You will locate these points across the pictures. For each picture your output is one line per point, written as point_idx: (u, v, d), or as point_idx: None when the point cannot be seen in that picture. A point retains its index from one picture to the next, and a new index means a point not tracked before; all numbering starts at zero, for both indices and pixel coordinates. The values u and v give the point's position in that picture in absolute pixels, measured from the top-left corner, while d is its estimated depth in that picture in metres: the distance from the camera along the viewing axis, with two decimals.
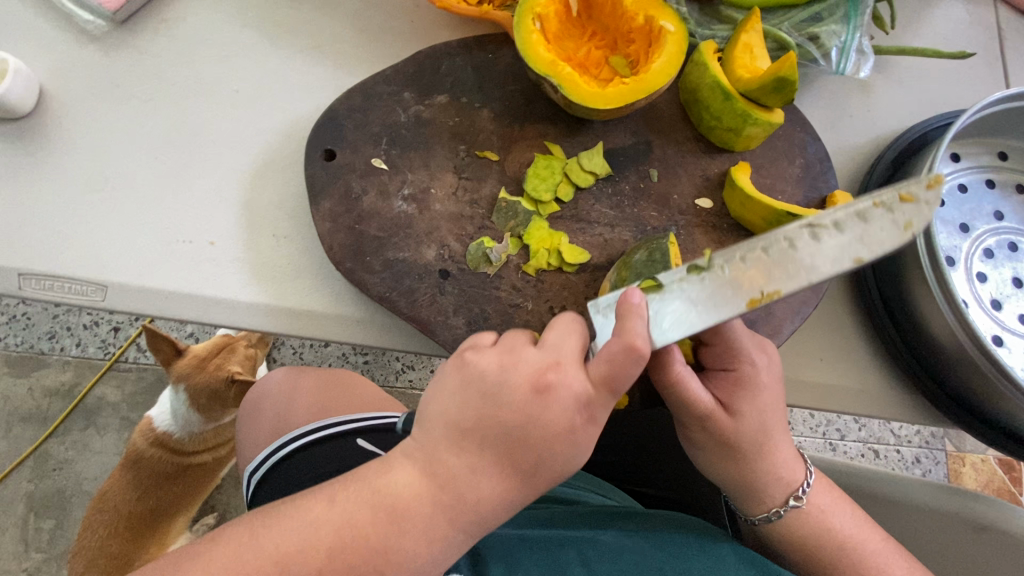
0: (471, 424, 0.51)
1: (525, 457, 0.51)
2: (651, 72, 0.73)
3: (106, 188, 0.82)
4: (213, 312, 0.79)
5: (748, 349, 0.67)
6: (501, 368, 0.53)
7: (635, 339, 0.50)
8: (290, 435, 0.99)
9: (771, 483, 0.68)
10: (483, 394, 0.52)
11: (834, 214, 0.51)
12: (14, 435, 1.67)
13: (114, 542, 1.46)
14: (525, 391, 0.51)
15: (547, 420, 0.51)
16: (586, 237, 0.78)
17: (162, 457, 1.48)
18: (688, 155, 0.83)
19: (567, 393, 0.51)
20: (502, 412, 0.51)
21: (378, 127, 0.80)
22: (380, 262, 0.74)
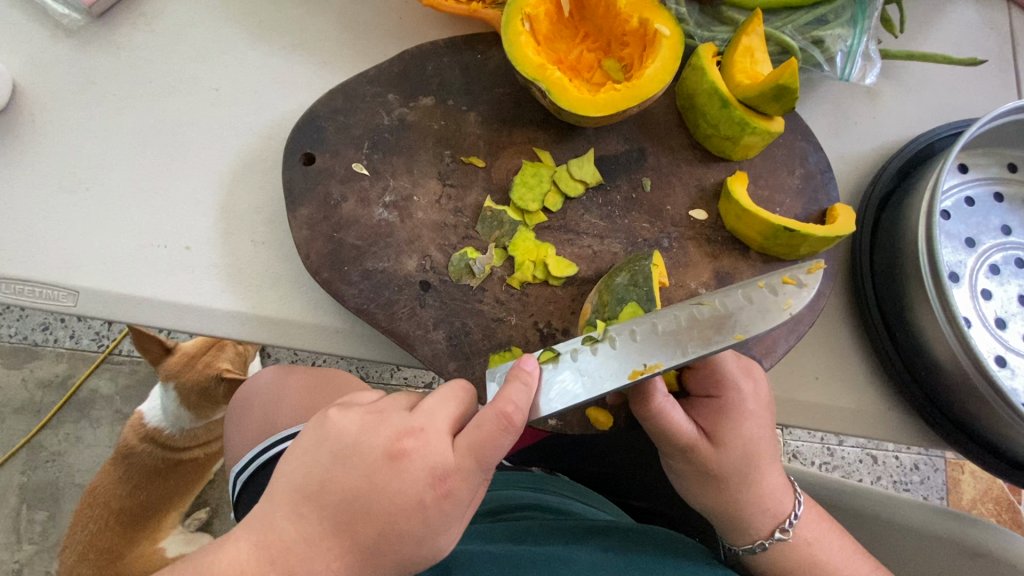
0: (331, 485, 0.49)
1: (372, 529, 0.48)
2: (644, 79, 0.69)
3: (80, 189, 0.79)
4: (190, 318, 0.77)
5: (732, 376, 0.65)
6: (361, 429, 0.51)
7: (502, 408, 0.49)
8: (273, 438, 0.97)
9: (756, 514, 0.66)
10: (337, 458, 0.50)
11: (720, 296, 0.59)
12: (5, 427, 1.66)
13: (105, 536, 1.46)
14: (376, 456, 0.49)
15: (395, 491, 0.48)
16: (574, 249, 0.75)
17: (151, 453, 1.46)
18: (682, 164, 0.80)
19: (421, 461, 0.49)
20: (350, 478, 0.49)
21: (360, 130, 0.77)
22: (359, 272, 0.72)
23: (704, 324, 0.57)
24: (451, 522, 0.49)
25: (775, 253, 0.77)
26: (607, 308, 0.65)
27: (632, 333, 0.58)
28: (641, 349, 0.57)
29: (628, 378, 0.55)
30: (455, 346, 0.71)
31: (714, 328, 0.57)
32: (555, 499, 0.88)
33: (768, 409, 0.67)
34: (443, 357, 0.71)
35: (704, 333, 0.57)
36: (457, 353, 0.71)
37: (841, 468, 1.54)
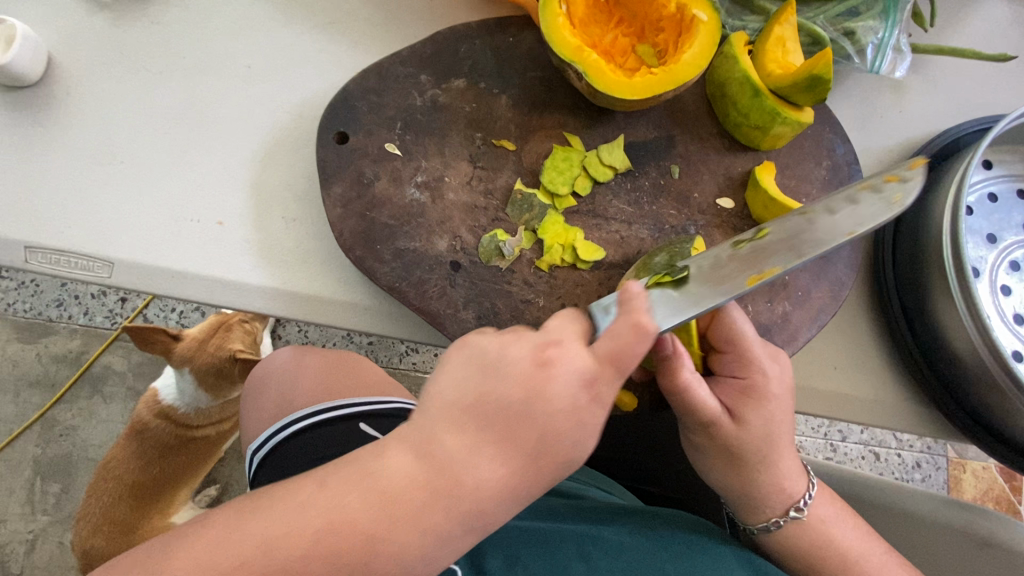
0: (485, 397, 0.46)
1: (534, 432, 0.46)
2: (681, 65, 0.70)
3: (114, 162, 0.80)
4: (220, 293, 0.78)
5: (760, 356, 0.65)
6: (499, 345, 0.48)
7: (639, 308, 0.48)
8: (295, 415, 0.99)
9: (771, 493, 0.67)
10: (484, 368, 0.47)
11: (824, 202, 0.60)
12: (20, 399, 1.68)
13: (120, 508, 1.48)
14: (525, 363, 0.47)
15: (552, 394, 0.46)
16: (602, 234, 0.76)
17: (168, 430, 1.48)
18: (711, 153, 0.81)
19: (569, 367, 0.47)
20: (501, 388, 0.46)
21: (393, 111, 0.77)
22: (391, 250, 0.72)
23: (793, 233, 0.59)
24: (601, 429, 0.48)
25: None
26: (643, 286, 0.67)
27: (747, 244, 0.61)
28: (758, 257, 0.59)
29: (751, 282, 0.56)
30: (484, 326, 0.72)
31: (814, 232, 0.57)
32: (570, 484, 0.90)
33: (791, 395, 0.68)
34: None
35: (819, 237, 0.57)
36: None
37: (844, 464, 1.56)
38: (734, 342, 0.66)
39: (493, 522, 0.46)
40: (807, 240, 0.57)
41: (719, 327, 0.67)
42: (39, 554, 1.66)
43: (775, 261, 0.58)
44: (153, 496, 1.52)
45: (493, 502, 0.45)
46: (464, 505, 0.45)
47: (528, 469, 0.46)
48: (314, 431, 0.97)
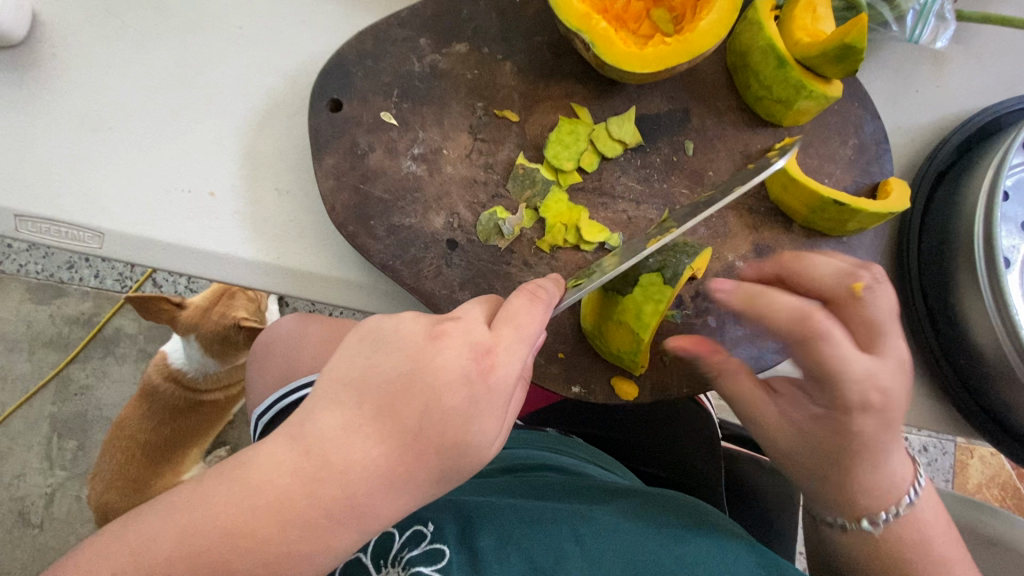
0: (372, 372, 0.46)
1: (419, 407, 0.45)
2: (700, 32, 0.64)
3: (103, 129, 0.77)
4: (213, 266, 0.76)
5: (841, 354, 0.54)
6: (394, 321, 0.49)
7: (530, 291, 0.51)
8: (295, 383, 0.99)
9: (836, 495, 0.60)
10: (376, 344, 0.47)
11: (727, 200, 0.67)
12: (35, 358, 1.71)
13: (133, 467, 1.52)
14: (417, 335, 0.47)
15: (436, 368, 0.45)
16: (608, 214, 0.72)
17: (176, 392, 1.49)
18: (728, 128, 0.75)
19: (462, 338, 0.47)
20: (390, 362, 0.46)
21: (389, 77, 0.73)
22: (385, 226, 0.69)
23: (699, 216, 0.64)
24: (497, 402, 0.47)
25: (821, 228, 0.73)
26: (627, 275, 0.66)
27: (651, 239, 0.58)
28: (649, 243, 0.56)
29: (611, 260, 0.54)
30: None
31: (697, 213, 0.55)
32: (568, 459, 0.89)
33: (891, 404, 0.55)
34: None
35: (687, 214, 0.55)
36: None
37: None
38: (803, 338, 0.55)
39: (375, 508, 0.46)
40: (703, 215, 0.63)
41: (774, 316, 0.57)
42: (57, 509, 1.71)
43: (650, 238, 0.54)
44: (165, 455, 1.55)
45: (377, 483, 0.45)
46: (348, 487, 0.44)
47: (414, 446, 0.45)
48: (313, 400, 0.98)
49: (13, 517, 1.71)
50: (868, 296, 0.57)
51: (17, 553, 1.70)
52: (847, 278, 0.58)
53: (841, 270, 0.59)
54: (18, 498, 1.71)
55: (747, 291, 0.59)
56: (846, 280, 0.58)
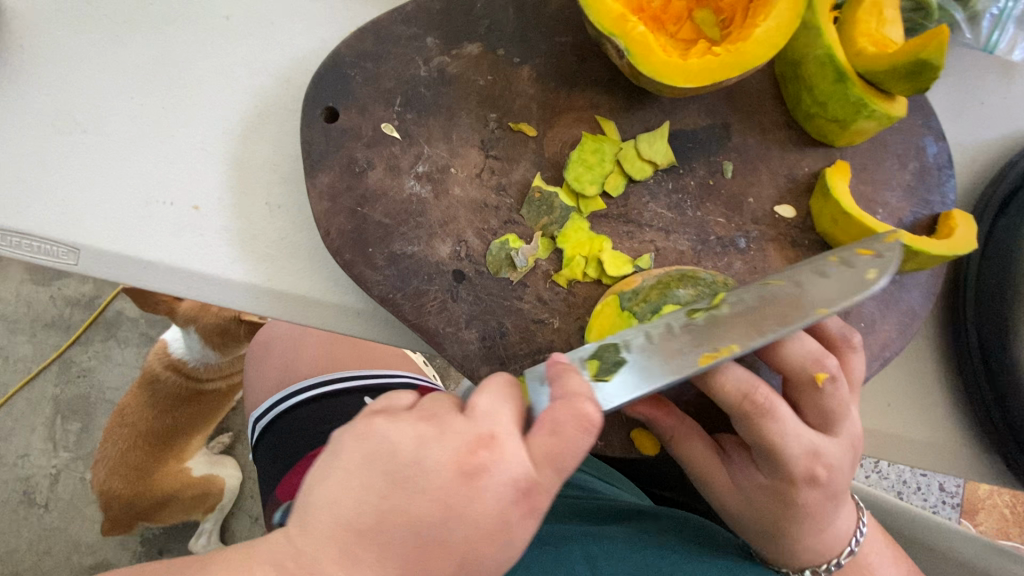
0: (392, 516, 0.38)
1: (451, 562, 0.38)
2: (753, 42, 0.55)
3: (75, 131, 0.70)
4: (198, 288, 0.70)
5: (785, 431, 0.49)
6: (408, 441, 0.40)
7: (582, 405, 0.42)
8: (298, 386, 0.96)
9: (785, 558, 0.58)
10: (390, 482, 0.38)
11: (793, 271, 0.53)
12: (35, 339, 1.58)
13: (137, 455, 1.38)
14: (445, 473, 0.38)
15: (472, 518, 0.38)
16: (634, 245, 0.64)
17: (177, 380, 1.31)
18: (772, 148, 0.67)
19: (504, 476, 0.39)
20: (416, 507, 0.38)
21: (391, 83, 0.64)
22: (385, 255, 0.62)
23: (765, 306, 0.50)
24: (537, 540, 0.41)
25: None
26: (644, 302, 0.57)
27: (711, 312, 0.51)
28: (720, 329, 0.49)
29: (698, 365, 0.47)
30: (489, 349, 0.62)
31: (772, 310, 0.49)
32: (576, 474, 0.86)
33: (842, 477, 0.54)
34: (474, 361, 0.62)
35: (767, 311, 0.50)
36: (490, 358, 0.62)
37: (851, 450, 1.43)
38: (742, 415, 0.49)
39: None
40: (776, 310, 0.49)
41: (719, 391, 0.50)
42: (60, 493, 1.53)
43: (731, 338, 0.48)
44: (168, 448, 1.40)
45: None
46: None
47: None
48: (313, 405, 0.94)
49: (18, 498, 1.55)
50: (831, 386, 0.50)
51: (21, 536, 1.54)
52: (814, 364, 0.50)
53: (807, 351, 0.50)
54: (21, 478, 1.54)
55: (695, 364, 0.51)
56: (813, 365, 0.50)
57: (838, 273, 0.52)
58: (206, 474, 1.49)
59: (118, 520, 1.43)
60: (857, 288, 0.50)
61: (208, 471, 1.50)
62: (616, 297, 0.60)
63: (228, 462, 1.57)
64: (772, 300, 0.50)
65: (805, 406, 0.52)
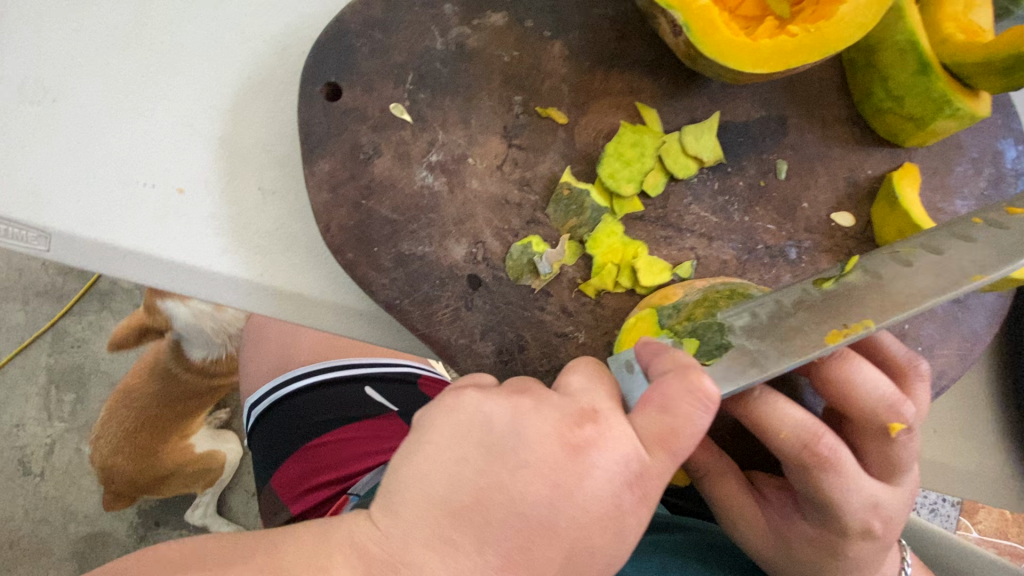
0: (497, 494, 0.33)
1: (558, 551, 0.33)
2: (837, 23, 0.46)
3: (45, 100, 0.62)
4: (184, 282, 0.62)
5: (847, 484, 0.44)
6: (509, 415, 0.35)
7: (695, 376, 0.34)
8: (283, 379, 0.83)
9: None
10: (494, 455, 0.34)
11: (869, 260, 0.48)
12: (30, 309, 1.25)
13: (140, 434, 1.05)
14: (550, 446, 0.34)
15: (583, 500, 0.33)
16: (672, 252, 0.57)
17: (194, 374, 1.00)
18: (834, 145, 0.59)
19: (610, 456, 0.34)
20: (522, 481, 0.33)
21: (402, 56, 0.56)
22: (391, 256, 0.55)
23: (875, 292, 0.45)
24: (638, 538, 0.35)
25: None
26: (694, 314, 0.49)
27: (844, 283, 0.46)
28: (841, 308, 0.45)
29: (826, 343, 0.42)
30: (506, 364, 0.56)
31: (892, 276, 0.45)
32: None
33: (899, 528, 0.48)
34: (488, 377, 0.56)
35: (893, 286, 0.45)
36: (507, 374, 0.56)
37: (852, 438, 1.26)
38: (800, 466, 0.44)
39: None
40: (877, 299, 0.44)
41: (778, 437, 0.43)
42: (57, 462, 1.24)
43: (863, 313, 0.44)
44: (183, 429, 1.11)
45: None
46: None
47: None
48: (311, 394, 0.82)
49: (10, 466, 1.23)
50: (904, 437, 0.44)
51: (17, 503, 1.23)
52: (889, 413, 0.43)
53: (882, 396, 0.43)
54: (20, 447, 1.24)
55: (744, 397, 0.44)
56: (888, 414, 0.43)
57: (990, 238, 0.47)
58: (209, 450, 1.16)
59: (119, 493, 1.12)
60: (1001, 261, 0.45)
61: (214, 446, 1.17)
62: (654, 313, 0.52)
63: (230, 436, 1.23)
64: (908, 269, 0.46)
65: (867, 452, 0.46)
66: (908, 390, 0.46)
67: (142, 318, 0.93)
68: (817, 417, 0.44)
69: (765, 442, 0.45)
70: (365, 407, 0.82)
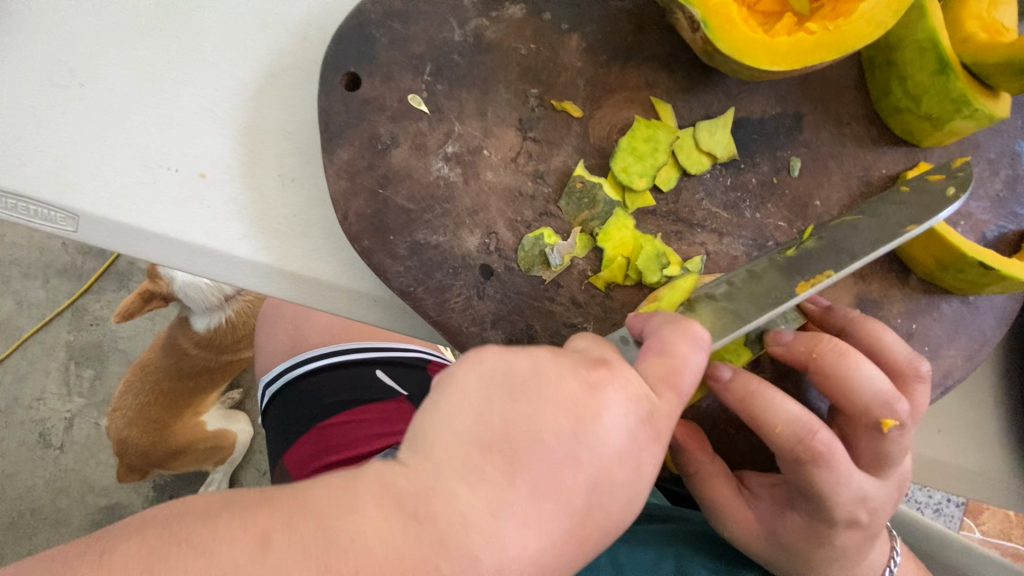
0: (520, 431, 0.31)
1: (582, 478, 0.31)
2: (857, 19, 0.46)
3: (73, 84, 0.63)
4: (203, 264, 0.64)
5: (836, 475, 0.45)
6: (524, 355, 0.34)
7: (691, 325, 0.38)
8: (295, 361, 0.85)
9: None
10: (515, 392, 0.32)
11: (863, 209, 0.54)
12: (52, 287, 1.29)
13: (154, 407, 1.08)
14: (569, 385, 0.33)
15: (603, 433, 0.32)
16: (682, 246, 0.58)
17: (204, 350, 1.03)
18: (848, 144, 0.59)
19: (623, 390, 0.33)
20: (544, 418, 0.31)
21: (421, 47, 0.57)
22: (406, 244, 0.56)
23: (874, 227, 0.51)
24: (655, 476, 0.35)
25: (949, 286, 0.58)
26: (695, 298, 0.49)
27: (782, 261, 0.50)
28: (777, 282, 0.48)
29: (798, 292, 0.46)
30: None
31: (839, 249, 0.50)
32: None
33: (885, 520, 0.50)
34: None
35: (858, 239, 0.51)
36: None
37: None
38: (794, 460, 0.45)
39: None
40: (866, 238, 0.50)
41: (772, 432, 0.45)
42: (77, 435, 1.28)
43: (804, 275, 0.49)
44: (195, 404, 1.14)
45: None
46: None
47: (575, 527, 0.31)
48: (328, 374, 0.85)
49: (34, 438, 1.28)
50: (896, 433, 0.44)
51: (40, 472, 1.27)
52: (884, 408, 0.44)
53: (878, 391, 0.44)
54: (40, 420, 1.28)
55: (739, 390, 0.45)
56: (882, 410, 0.44)
57: (915, 198, 0.52)
58: (220, 429, 1.19)
59: (132, 465, 1.15)
60: (933, 210, 0.50)
61: (224, 425, 1.20)
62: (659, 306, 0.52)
63: (239, 417, 1.25)
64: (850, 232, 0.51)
65: (858, 449, 0.47)
66: (906, 390, 0.47)
67: (146, 284, 0.93)
68: (813, 414, 0.45)
69: (761, 437, 0.46)
70: (373, 390, 0.84)
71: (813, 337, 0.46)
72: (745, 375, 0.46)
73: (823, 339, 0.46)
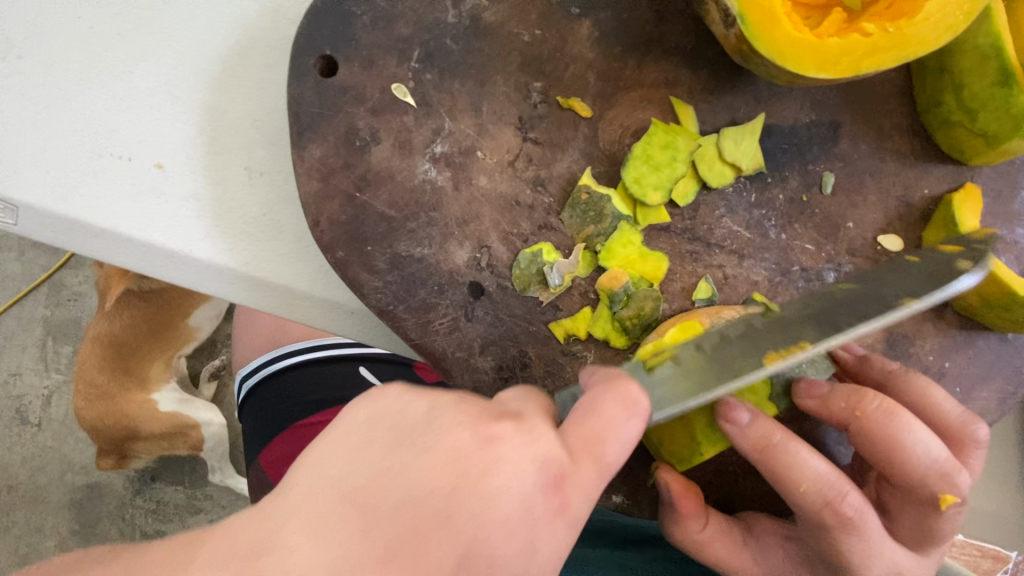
0: (385, 488, 0.25)
1: (455, 551, 0.25)
2: (920, 23, 0.39)
3: (11, 56, 0.55)
4: (159, 265, 0.56)
5: (867, 550, 0.41)
6: (424, 400, 0.29)
7: (625, 383, 0.31)
8: (269, 361, 0.77)
9: None
10: (396, 441, 0.27)
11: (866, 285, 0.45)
12: (24, 260, 1.17)
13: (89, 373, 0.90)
14: (459, 436, 0.27)
15: (485, 493, 0.26)
16: (697, 268, 0.51)
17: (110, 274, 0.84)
18: (888, 159, 0.52)
19: (526, 447, 0.27)
20: (415, 470, 0.26)
21: (409, 28, 0.49)
22: (386, 256, 0.50)
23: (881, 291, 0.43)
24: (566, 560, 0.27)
25: (989, 322, 0.52)
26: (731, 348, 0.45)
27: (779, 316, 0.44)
28: (785, 333, 0.41)
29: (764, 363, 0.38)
30: (506, 381, 0.51)
31: (868, 302, 0.41)
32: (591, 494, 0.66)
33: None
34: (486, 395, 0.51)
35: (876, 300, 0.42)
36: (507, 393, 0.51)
37: None
38: (817, 525, 0.40)
39: None
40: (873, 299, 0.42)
41: (796, 491, 0.40)
42: (54, 414, 1.17)
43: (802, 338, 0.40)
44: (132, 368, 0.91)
45: None
46: None
47: None
48: (305, 370, 0.76)
49: (6, 416, 1.17)
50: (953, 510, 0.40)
51: (14, 451, 1.17)
52: (941, 482, 0.40)
53: (934, 461, 0.39)
54: (15, 397, 1.17)
55: (761, 444, 0.40)
56: (941, 483, 0.40)
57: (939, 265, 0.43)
58: (173, 413, 0.94)
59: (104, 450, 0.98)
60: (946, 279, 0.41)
61: (179, 410, 0.95)
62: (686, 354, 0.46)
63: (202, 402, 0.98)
64: (860, 299, 0.43)
65: (902, 520, 0.43)
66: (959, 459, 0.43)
67: None
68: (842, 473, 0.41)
69: (782, 494, 0.41)
70: (358, 388, 0.75)
71: (856, 393, 0.42)
72: (766, 424, 0.40)
73: (867, 396, 0.41)
